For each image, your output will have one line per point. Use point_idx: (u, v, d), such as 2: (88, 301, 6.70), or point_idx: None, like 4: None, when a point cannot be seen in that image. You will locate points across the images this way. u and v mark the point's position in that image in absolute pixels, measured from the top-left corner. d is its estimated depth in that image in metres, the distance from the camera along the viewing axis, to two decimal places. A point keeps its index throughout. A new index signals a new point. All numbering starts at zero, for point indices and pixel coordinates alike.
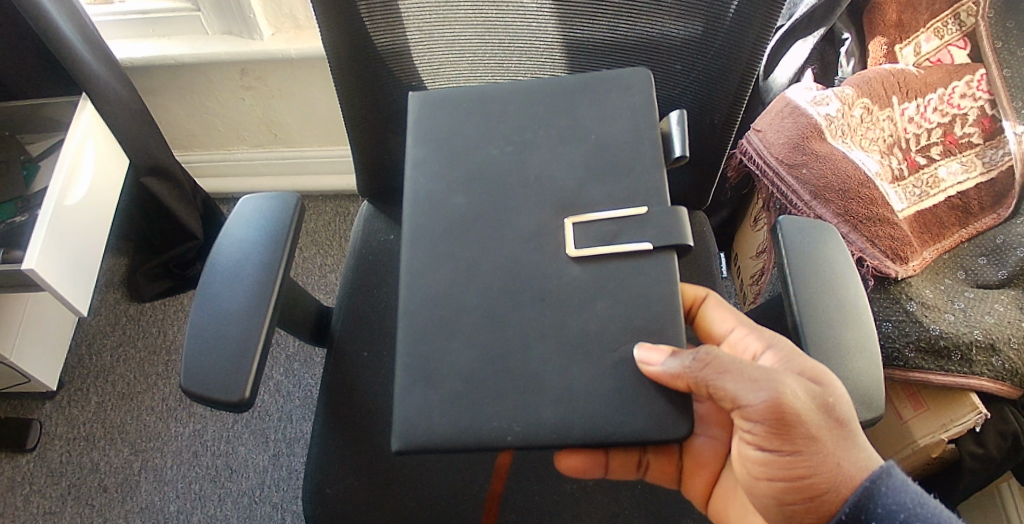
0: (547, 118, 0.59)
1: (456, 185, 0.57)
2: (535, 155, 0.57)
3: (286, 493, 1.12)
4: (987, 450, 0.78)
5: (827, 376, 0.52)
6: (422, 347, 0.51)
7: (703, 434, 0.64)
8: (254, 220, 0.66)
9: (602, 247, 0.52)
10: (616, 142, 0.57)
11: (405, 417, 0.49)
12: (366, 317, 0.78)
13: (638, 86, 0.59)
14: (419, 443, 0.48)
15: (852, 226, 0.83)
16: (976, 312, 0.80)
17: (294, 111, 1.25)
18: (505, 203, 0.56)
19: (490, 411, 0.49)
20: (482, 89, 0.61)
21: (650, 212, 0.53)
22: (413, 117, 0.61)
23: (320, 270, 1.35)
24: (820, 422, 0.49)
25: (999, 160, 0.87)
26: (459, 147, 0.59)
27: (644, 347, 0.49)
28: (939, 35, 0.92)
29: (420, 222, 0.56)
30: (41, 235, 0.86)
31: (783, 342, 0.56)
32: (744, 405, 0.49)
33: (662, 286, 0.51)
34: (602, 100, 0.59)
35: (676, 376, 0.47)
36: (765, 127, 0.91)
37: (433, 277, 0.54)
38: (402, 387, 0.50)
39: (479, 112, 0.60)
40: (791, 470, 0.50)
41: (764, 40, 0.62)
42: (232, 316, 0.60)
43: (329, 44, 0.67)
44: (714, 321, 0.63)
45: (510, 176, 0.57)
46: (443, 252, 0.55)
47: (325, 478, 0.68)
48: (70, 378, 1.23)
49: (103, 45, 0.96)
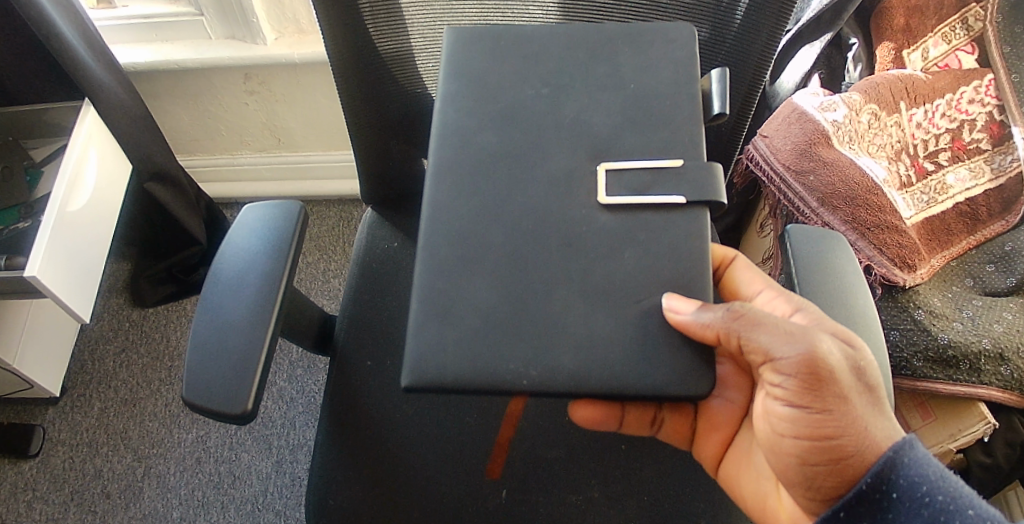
0: (584, 65, 0.57)
1: (486, 124, 0.55)
2: (573, 102, 0.55)
3: (290, 500, 1.12)
4: (994, 459, 0.79)
5: (858, 341, 0.51)
6: (440, 282, 0.50)
7: (720, 396, 0.63)
8: (256, 230, 0.66)
9: (633, 197, 0.52)
10: (656, 93, 0.55)
11: (419, 348, 0.49)
12: (371, 325, 0.78)
13: (683, 42, 0.57)
14: (432, 380, 0.48)
15: (859, 234, 0.82)
16: (984, 320, 0.79)
17: (298, 116, 1.25)
18: (535, 146, 0.54)
19: (506, 353, 0.48)
20: (520, 32, 0.59)
21: (685, 166, 0.52)
22: (447, 51, 0.58)
23: (323, 276, 1.34)
24: (852, 383, 0.49)
25: (1008, 167, 0.88)
26: (492, 86, 0.57)
27: (674, 297, 0.49)
28: (947, 40, 0.92)
29: (447, 158, 0.54)
30: (45, 241, 0.86)
31: (811, 307, 0.54)
32: (776, 358, 0.49)
33: (692, 241, 0.51)
34: (642, 49, 0.57)
35: (706, 327, 0.46)
36: (771, 133, 0.90)
37: (455, 219, 0.52)
38: (414, 326, 0.50)
39: (516, 54, 0.58)
40: (817, 429, 0.49)
41: (773, 43, 0.61)
42: (235, 327, 0.59)
43: (335, 57, 0.67)
44: (740, 279, 0.63)
45: (543, 117, 0.55)
46: (471, 193, 0.53)
47: (329, 489, 0.67)
48: (73, 384, 1.22)
49: (105, 49, 0.95)
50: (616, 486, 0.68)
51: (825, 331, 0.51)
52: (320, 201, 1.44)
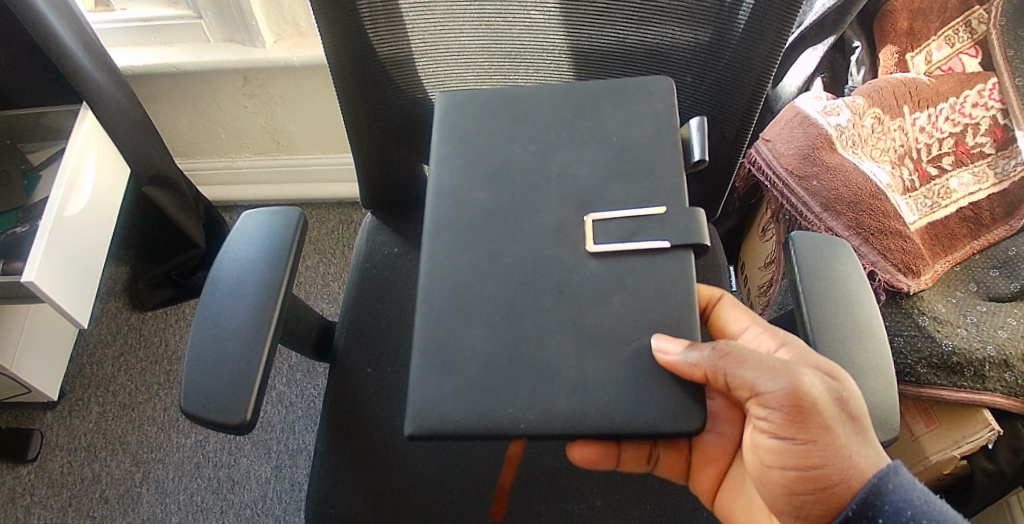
0: (571, 120, 0.58)
1: (478, 180, 0.56)
2: (557, 153, 0.56)
3: (289, 505, 1.11)
4: (998, 466, 0.78)
5: (843, 372, 0.51)
6: (441, 333, 0.50)
7: (712, 430, 0.63)
8: (254, 237, 0.65)
9: (620, 245, 0.51)
10: (643, 142, 0.56)
11: (419, 402, 0.48)
12: (370, 333, 0.77)
13: (661, 94, 0.58)
14: (434, 428, 0.47)
15: (863, 240, 0.81)
16: (988, 327, 0.78)
17: (298, 119, 1.24)
18: (527, 198, 0.55)
19: (506, 397, 0.48)
20: (511, 92, 0.60)
21: (670, 211, 0.52)
22: (439, 114, 0.60)
23: (323, 280, 1.34)
24: (836, 413, 0.48)
25: (1011, 171, 0.87)
26: (483, 144, 0.58)
27: (662, 338, 0.48)
28: (950, 43, 0.91)
29: (442, 213, 0.55)
30: (42, 247, 0.85)
31: (797, 341, 0.55)
32: (761, 392, 0.49)
33: (681, 283, 0.50)
34: (625, 103, 0.58)
35: (694, 365, 0.46)
36: (775, 137, 0.90)
37: (450, 274, 0.52)
38: (416, 376, 0.49)
39: (505, 112, 0.59)
40: (802, 460, 0.49)
41: (777, 49, 0.61)
42: (234, 336, 0.59)
43: (333, 60, 0.66)
44: (728, 320, 0.63)
45: (533, 170, 0.56)
46: (464, 244, 0.53)
47: (328, 498, 0.67)
48: (71, 388, 1.22)
49: (103, 53, 0.95)
50: (618, 496, 0.68)
51: (809, 365, 0.51)
52: (319, 203, 1.43)
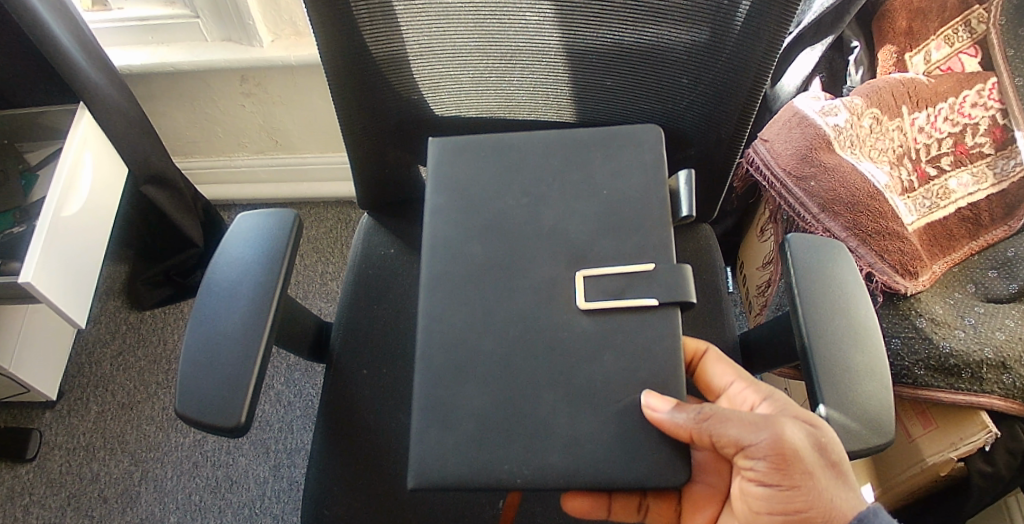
0: (563, 170, 0.58)
1: (470, 234, 0.56)
2: (550, 208, 0.56)
3: (287, 505, 1.12)
4: (996, 469, 0.77)
5: (819, 419, 0.52)
6: (441, 389, 0.50)
7: (701, 481, 0.61)
8: (249, 237, 0.65)
9: (608, 302, 0.51)
10: (629, 201, 0.56)
11: (422, 454, 0.48)
12: (366, 334, 0.77)
13: (650, 144, 0.58)
14: (436, 483, 0.47)
15: (860, 241, 0.81)
16: (986, 328, 0.78)
17: (296, 118, 1.24)
18: (522, 253, 0.55)
19: (499, 449, 0.48)
20: (504, 138, 0.60)
21: (657, 269, 0.52)
22: (433, 164, 0.60)
23: (321, 279, 1.33)
24: (815, 460, 0.49)
25: (1011, 171, 0.86)
26: (477, 195, 0.57)
27: (652, 394, 0.48)
28: (949, 43, 0.91)
29: (439, 268, 0.55)
30: (39, 247, 0.85)
31: (780, 396, 0.57)
32: (746, 445, 0.49)
33: (667, 341, 0.50)
34: (615, 156, 0.58)
35: (681, 428, 0.46)
36: (772, 137, 0.90)
37: (449, 326, 0.52)
38: (417, 429, 0.49)
39: (497, 163, 0.59)
40: (788, 505, 0.50)
41: (773, 52, 0.61)
42: (230, 337, 0.59)
43: (327, 61, 0.66)
44: (714, 375, 0.62)
45: (527, 227, 0.56)
46: (458, 300, 0.53)
47: (323, 499, 0.67)
48: (69, 387, 1.22)
49: (101, 53, 0.95)
50: None
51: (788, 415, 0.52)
52: (318, 202, 1.43)
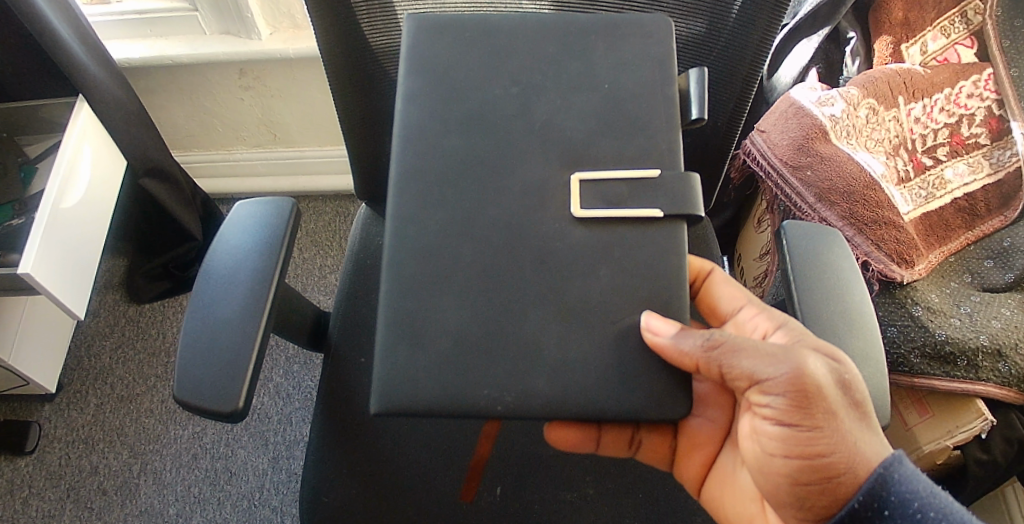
0: (557, 60, 0.56)
1: (451, 125, 0.55)
2: (541, 101, 0.55)
3: (285, 497, 1.12)
4: (992, 456, 0.78)
5: (843, 357, 0.52)
6: (403, 301, 0.50)
7: (700, 416, 0.64)
8: (248, 226, 0.65)
9: (609, 210, 0.51)
10: (631, 95, 0.55)
11: (388, 375, 0.49)
12: (364, 322, 0.77)
13: (657, 38, 0.56)
14: (406, 406, 0.48)
15: (857, 229, 0.82)
16: (982, 316, 0.79)
17: (294, 110, 1.24)
18: (510, 151, 0.54)
19: (480, 376, 0.49)
20: (492, 22, 0.58)
21: (663, 177, 0.52)
22: (406, 43, 0.57)
23: (320, 271, 1.34)
24: (840, 399, 0.49)
25: (1007, 161, 0.87)
26: (461, 86, 0.56)
27: (653, 317, 0.49)
28: (945, 34, 0.91)
29: (411, 164, 0.54)
30: (38, 238, 0.85)
31: (794, 324, 0.56)
32: (762, 379, 0.50)
33: (670, 257, 0.51)
34: (615, 48, 0.56)
35: (680, 351, 0.47)
36: (768, 127, 0.90)
37: (422, 230, 0.52)
38: (382, 347, 0.50)
39: (485, 49, 0.57)
40: (808, 447, 0.49)
41: (769, 37, 0.60)
42: (229, 321, 0.59)
43: (324, 50, 0.66)
44: (721, 298, 0.64)
45: (515, 122, 0.55)
46: (434, 201, 0.53)
47: (321, 486, 0.67)
48: (69, 380, 1.22)
49: (100, 47, 0.95)
50: (609, 483, 0.68)
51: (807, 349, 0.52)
52: (317, 196, 1.43)
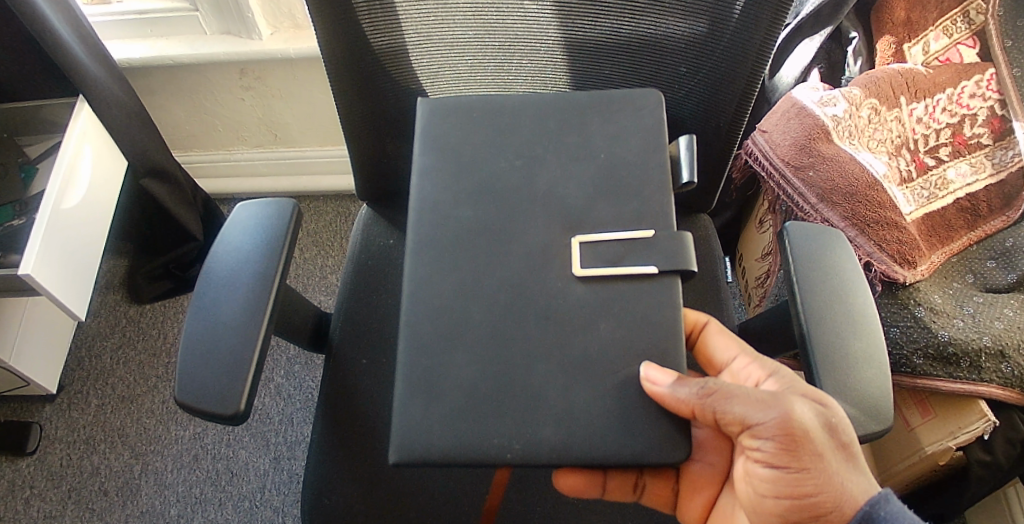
0: (557, 132, 0.58)
1: (462, 196, 0.55)
2: (544, 170, 0.56)
3: (286, 497, 1.12)
4: (994, 458, 0.78)
5: (829, 399, 0.52)
6: (423, 362, 0.50)
7: (701, 460, 0.63)
8: (251, 227, 0.65)
9: (608, 269, 0.51)
10: (627, 163, 0.55)
11: (403, 431, 0.48)
12: (365, 324, 0.77)
13: (650, 109, 0.58)
14: (417, 458, 0.47)
15: (859, 230, 0.82)
16: (985, 317, 0.78)
17: (294, 110, 1.24)
18: (516, 214, 0.54)
19: (491, 427, 0.48)
20: (495, 99, 0.60)
21: (658, 235, 0.52)
22: (420, 125, 0.59)
23: (321, 272, 1.34)
24: (827, 441, 0.49)
25: (1009, 161, 0.86)
26: (467, 157, 0.57)
27: (652, 367, 0.48)
28: (947, 34, 0.91)
29: (421, 231, 0.54)
30: (37, 240, 0.85)
31: (785, 371, 0.56)
32: (753, 424, 0.49)
33: (668, 310, 0.50)
34: (614, 118, 0.58)
35: (679, 400, 0.46)
36: (771, 127, 0.90)
37: (434, 295, 0.52)
38: (399, 403, 0.49)
39: (491, 125, 0.58)
40: (796, 488, 0.49)
41: (771, 38, 0.60)
42: (229, 324, 0.59)
43: (326, 51, 0.66)
44: (716, 349, 0.62)
45: (519, 191, 0.55)
46: (445, 267, 0.53)
47: (323, 488, 0.67)
48: (70, 381, 1.22)
49: (100, 46, 0.95)
50: None
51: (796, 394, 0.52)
52: (318, 196, 1.43)
